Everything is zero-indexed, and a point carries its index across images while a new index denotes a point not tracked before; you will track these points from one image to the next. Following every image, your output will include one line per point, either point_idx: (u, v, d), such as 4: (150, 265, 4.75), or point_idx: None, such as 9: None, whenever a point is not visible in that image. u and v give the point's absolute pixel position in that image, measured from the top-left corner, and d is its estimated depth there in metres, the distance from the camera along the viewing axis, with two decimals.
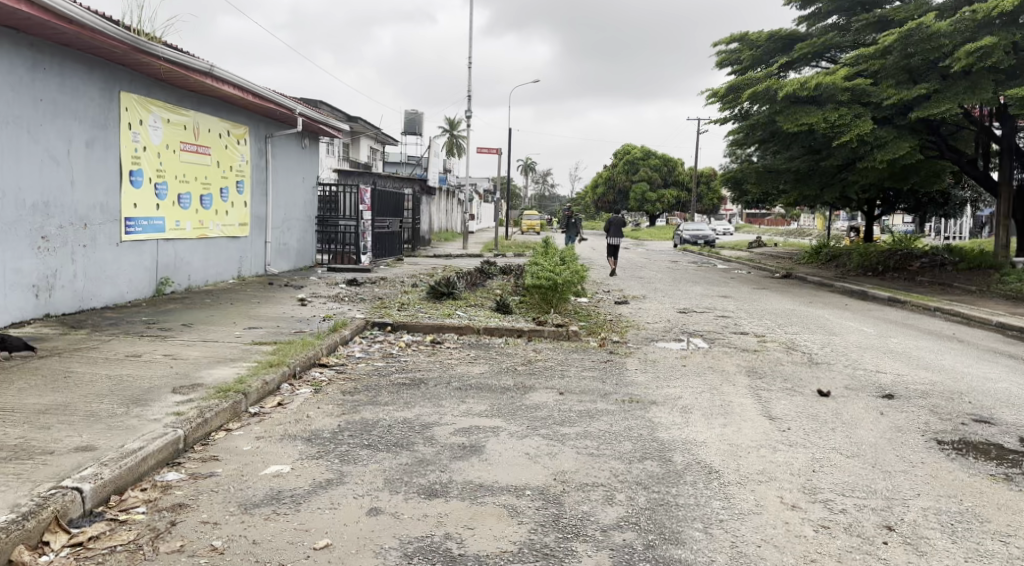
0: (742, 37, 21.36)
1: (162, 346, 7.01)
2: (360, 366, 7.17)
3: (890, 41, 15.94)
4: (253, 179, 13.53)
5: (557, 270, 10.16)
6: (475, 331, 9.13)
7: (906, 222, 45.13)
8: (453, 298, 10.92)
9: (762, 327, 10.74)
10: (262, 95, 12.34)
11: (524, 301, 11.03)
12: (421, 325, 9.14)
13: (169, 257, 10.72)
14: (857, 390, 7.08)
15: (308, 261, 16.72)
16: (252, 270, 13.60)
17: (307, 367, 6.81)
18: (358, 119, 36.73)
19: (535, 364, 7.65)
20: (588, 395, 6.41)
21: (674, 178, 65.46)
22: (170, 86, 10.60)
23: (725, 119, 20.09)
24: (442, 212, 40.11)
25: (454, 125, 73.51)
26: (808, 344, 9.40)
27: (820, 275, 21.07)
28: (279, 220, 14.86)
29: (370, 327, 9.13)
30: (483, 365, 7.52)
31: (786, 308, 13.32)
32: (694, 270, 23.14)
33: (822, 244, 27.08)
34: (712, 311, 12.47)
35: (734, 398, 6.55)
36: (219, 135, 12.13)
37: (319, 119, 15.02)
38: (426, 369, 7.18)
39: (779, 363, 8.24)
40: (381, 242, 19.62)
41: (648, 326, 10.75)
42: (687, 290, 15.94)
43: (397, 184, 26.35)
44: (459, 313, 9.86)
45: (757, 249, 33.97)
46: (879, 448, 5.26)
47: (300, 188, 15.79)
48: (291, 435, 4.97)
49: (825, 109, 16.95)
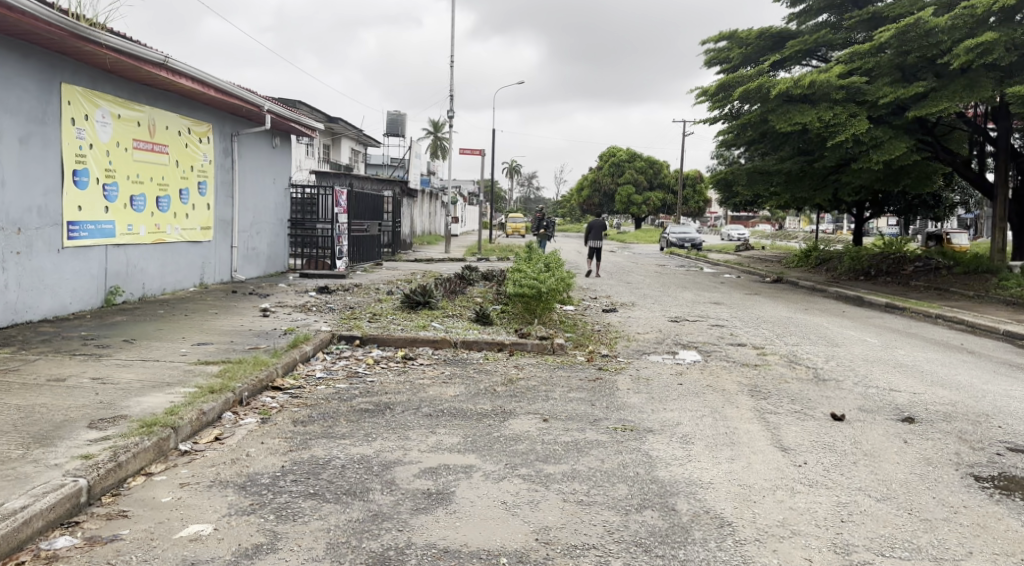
0: (731, 35, 20.77)
1: (92, 368, 6.17)
2: (320, 388, 6.38)
3: (886, 37, 15.40)
4: (218, 180, 12.68)
5: (542, 277, 9.39)
6: (452, 344, 8.37)
7: (892, 225, 44.87)
8: (429, 307, 10.14)
9: (760, 338, 10.05)
10: (226, 90, 11.52)
11: (506, 310, 10.26)
12: (392, 338, 8.35)
13: (120, 265, 9.87)
14: (873, 412, 6.39)
15: (280, 266, 15.87)
16: (216, 276, 12.75)
17: (257, 392, 6.02)
18: (338, 120, 35.84)
19: (517, 384, 6.88)
20: (576, 422, 5.65)
21: (660, 180, 65.03)
22: (121, 79, 9.76)
23: (715, 118, 19.42)
24: (425, 215, 39.31)
25: (438, 128, 72.84)
26: (811, 357, 8.72)
27: (813, 280, 20.46)
28: (247, 224, 14.01)
29: (336, 342, 8.33)
30: (458, 385, 6.73)
31: (782, 316, 12.66)
32: (683, 274, 22.47)
33: (812, 247, 26.55)
34: (705, 319, 11.79)
35: (739, 424, 5.84)
36: (179, 133, 11.27)
37: (290, 117, 14.21)
38: (395, 390, 6.41)
39: (783, 380, 7.54)
40: (358, 246, 18.78)
41: (639, 336, 10.01)
42: (677, 296, 15.25)
43: (376, 186, 25.52)
44: (435, 324, 9.08)
45: (744, 252, 33.46)
46: (911, 488, 4.56)
47: (270, 189, 14.95)
48: (223, 481, 4.18)
49: (820, 108, 16.34)
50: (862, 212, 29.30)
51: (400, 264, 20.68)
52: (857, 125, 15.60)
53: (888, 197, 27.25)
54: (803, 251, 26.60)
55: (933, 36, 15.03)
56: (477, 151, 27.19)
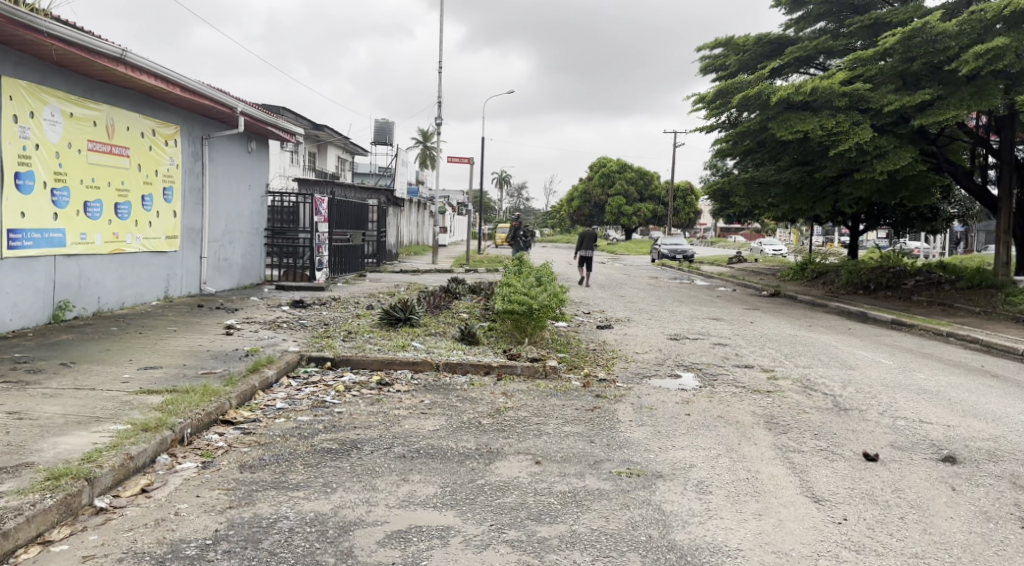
0: (726, 41, 20.23)
1: (14, 398, 5.33)
2: (278, 422, 5.56)
3: (891, 43, 14.87)
4: (185, 185, 11.84)
5: (533, 292, 8.63)
6: (434, 367, 7.57)
7: (884, 239, 44.49)
8: (411, 324, 9.31)
9: (768, 359, 9.31)
10: (194, 89, 10.70)
11: (494, 328, 9.45)
12: (367, 360, 7.53)
13: (72, 276, 8.99)
14: (907, 450, 5.64)
15: (254, 277, 15.00)
16: (182, 289, 11.88)
17: (203, 429, 5.19)
18: (324, 128, 35.00)
19: (505, 415, 6.08)
20: (573, 465, 4.86)
21: (650, 191, 64.58)
22: (74, 74, 8.91)
23: (712, 126, 18.77)
24: (412, 224, 38.53)
25: (427, 137, 72.43)
26: (826, 383, 7.98)
27: (811, 294, 19.80)
28: (218, 232, 13.15)
29: (305, 364, 7.51)
30: (439, 417, 5.92)
31: (787, 333, 11.93)
32: (678, 288, 21.75)
33: (808, 259, 25.93)
34: (707, 337, 11.04)
35: (760, 467, 5.06)
36: (142, 135, 10.42)
37: (266, 119, 13.40)
38: (365, 424, 5.60)
39: (801, 411, 6.79)
40: (339, 256, 17.94)
41: (638, 357, 9.24)
42: (674, 311, 14.51)
43: (361, 194, 24.72)
44: (416, 344, 8.26)
45: (738, 265, 32.88)
46: (978, 555, 3.79)
47: (244, 196, 14.11)
48: (138, 553, 3.38)
49: (821, 116, 15.73)
50: (858, 224, 28.76)
51: (385, 275, 19.85)
52: (860, 134, 14.98)
53: (885, 209, 26.72)
54: (799, 264, 25.99)
55: (940, 42, 14.49)
56: (466, 160, 26.45)
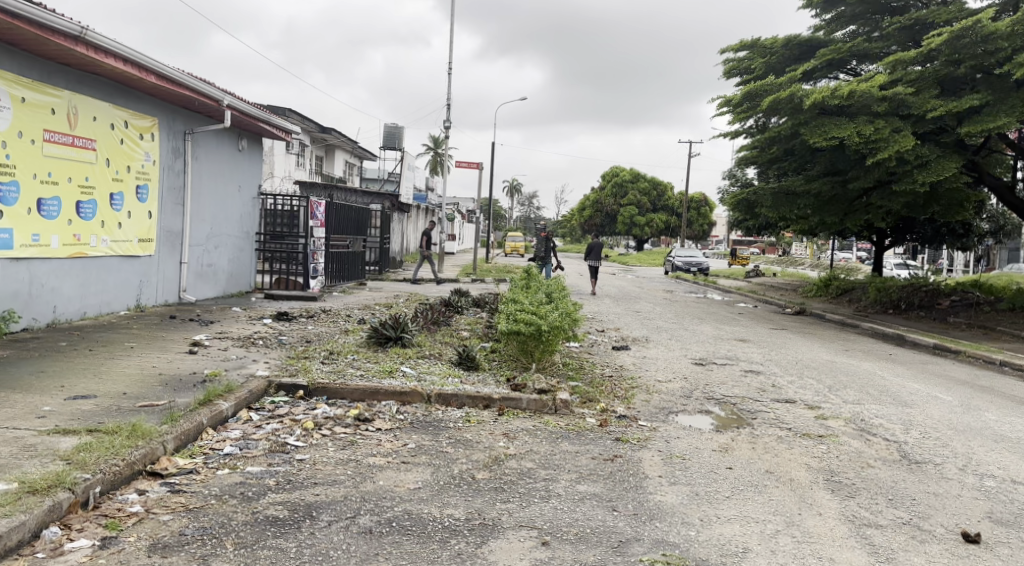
0: (753, 43, 19.19)
1: None
2: (220, 475, 4.43)
3: (937, 43, 13.73)
4: (163, 184, 10.81)
5: (542, 311, 7.50)
6: (424, 399, 6.46)
7: (903, 255, 43.18)
8: (402, 344, 8.19)
9: (811, 394, 8.13)
10: (173, 78, 9.67)
11: (497, 350, 8.31)
12: (347, 389, 6.44)
13: (20, 283, 7.91)
14: (1013, 526, 4.48)
15: (242, 285, 13.92)
16: (157, 298, 10.82)
17: (120, 485, 4.09)
18: (332, 130, 34.07)
19: (505, 467, 4.96)
20: (594, 548, 3.74)
21: (664, 201, 63.41)
22: (30, 56, 7.86)
23: (737, 131, 17.63)
24: (419, 231, 37.64)
25: (438, 143, 71.79)
26: (886, 428, 6.81)
27: (839, 313, 18.59)
28: (202, 236, 12.12)
29: (273, 393, 6.39)
30: (425, 469, 4.79)
31: (825, 360, 10.74)
32: (695, 303, 20.60)
33: (832, 276, 24.67)
34: (736, 363, 9.86)
35: (833, 553, 3.90)
36: (113, 127, 9.38)
37: (258, 115, 12.39)
38: (329, 479, 4.47)
39: (865, 466, 5.64)
40: (337, 264, 16.86)
41: (662, 386, 8.09)
42: (697, 330, 13.31)
43: (365, 199, 23.68)
44: (405, 370, 7.12)
45: (755, 279, 31.71)
46: None
47: (231, 197, 13.06)
48: None
49: (858, 122, 14.59)
50: (883, 239, 27.49)
51: (386, 285, 18.78)
52: (902, 142, 13.80)
53: (912, 224, 25.39)
54: (821, 280, 24.73)
55: (989, 43, 13.35)
56: (474, 165, 25.38)
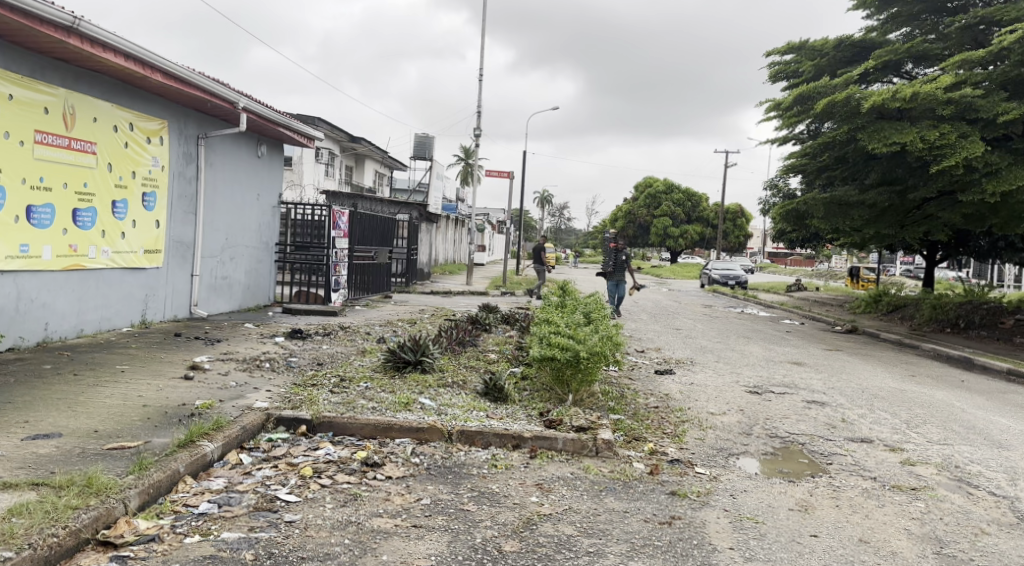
0: (801, 45, 18.17)
1: None
2: (187, 545, 3.60)
3: (1009, 40, 12.54)
4: (174, 191, 10.16)
5: (581, 335, 6.56)
6: (444, 437, 5.58)
7: (951, 270, 41.24)
8: (422, 370, 7.32)
9: (888, 433, 7.06)
10: (180, 77, 8.99)
11: (528, 378, 7.38)
12: (355, 424, 5.59)
13: (6, 299, 7.24)
14: None
15: (261, 298, 13.24)
16: (165, 313, 10.13)
17: (57, 562, 3.30)
18: (362, 140, 33.59)
19: (539, 534, 4.03)
20: None
21: (699, 212, 61.98)
22: (19, 50, 7.23)
23: (786, 138, 16.57)
24: (448, 242, 37.01)
25: (470, 154, 71.57)
26: (988, 478, 5.75)
27: (893, 332, 17.36)
28: (216, 248, 11.45)
29: (271, 429, 5.55)
30: (441, 538, 3.89)
31: (894, 388, 9.63)
32: (737, 318, 19.49)
33: (882, 291, 23.33)
34: (796, 392, 8.81)
35: None
36: (115, 130, 8.74)
37: (276, 119, 11.69)
38: (320, 552, 3.61)
39: (979, 533, 4.60)
40: (362, 276, 16.22)
41: (716, 421, 7.10)
42: (745, 352, 12.27)
43: (393, 209, 23.06)
44: (424, 401, 6.23)
45: (797, 294, 30.40)
46: None
47: (248, 207, 12.40)
48: None
49: (921, 126, 13.45)
50: (935, 254, 25.95)
51: (413, 298, 18.06)
52: (970, 148, 12.63)
53: (968, 237, 23.83)
54: (870, 295, 23.41)
55: None
56: (505, 174, 24.54)
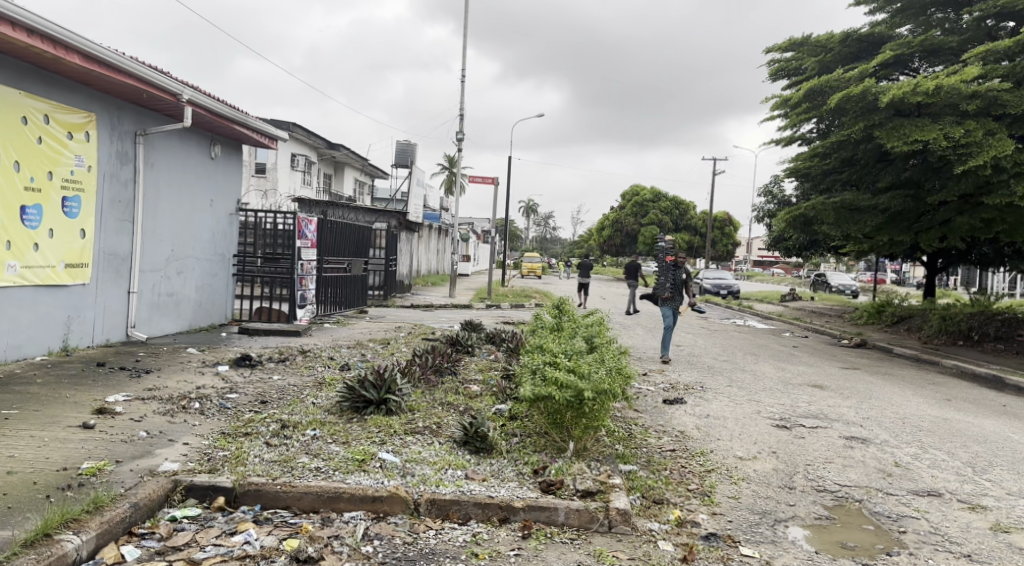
0: (803, 41, 17.09)
1: None
2: None
3: None
4: (106, 194, 8.76)
5: (585, 369, 5.22)
6: (409, 508, 4.25)
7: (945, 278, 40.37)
8: (386, 410, 5.94)
9: (957, 482, 5.76)
10: (105, 62, 7.63)
11: (518, 420, 6.04)
12: (289, 495, 4.23)
13: None
14: None
15: (215, 316, 11.80)
16: (93, 336, 8.69)
17: None
18: (341, 147, 32.20)
19: None
20: None
21: (686, 221, 61.07)
22: None
23: (791, 138, 15.38)
24: (430, 252, 35.76)
25: (453, 163, 70.50)
26: None
27: (904, 345, 16.22)
28: (160, 260, 10.04)
29: (178, 500, 4.18)
30: None
31: (937, 417, 8.36)
32: (737, 331, 18.30)
33: (884, 301, 22.21)
34: (829, 425, 7.54)
35: None
36: (21, 121, 7.34)
37: (230, 115, 10.32)
38: None
39: None
40: (333, 290, 14.77)
41: (748, 470, 5.79)
42: (757, 372, 11.01)
43: (372, 217, 21.67)
44: (385, 457, 4.86)
45: (794, 304, 29.27)
46: None
47: (199, 214, 11.00)
48: None
49: (944, 123, 12.31)
50: (937, 262, 24.83)
51: (390, 314, 16.64)
52: (1000, 145, 11.49)
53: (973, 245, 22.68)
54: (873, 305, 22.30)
55: None
56: (490, 180, 23.24)
